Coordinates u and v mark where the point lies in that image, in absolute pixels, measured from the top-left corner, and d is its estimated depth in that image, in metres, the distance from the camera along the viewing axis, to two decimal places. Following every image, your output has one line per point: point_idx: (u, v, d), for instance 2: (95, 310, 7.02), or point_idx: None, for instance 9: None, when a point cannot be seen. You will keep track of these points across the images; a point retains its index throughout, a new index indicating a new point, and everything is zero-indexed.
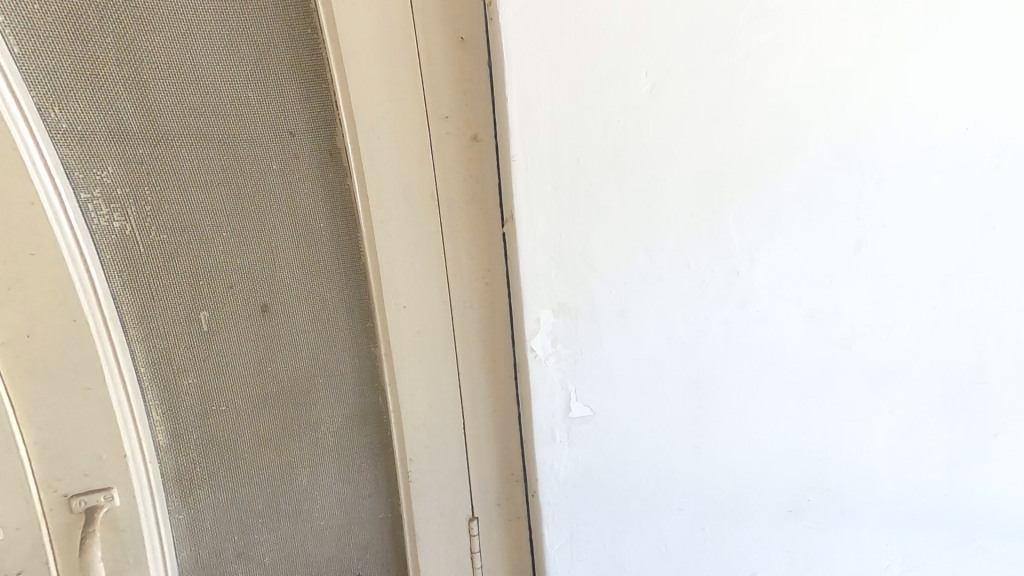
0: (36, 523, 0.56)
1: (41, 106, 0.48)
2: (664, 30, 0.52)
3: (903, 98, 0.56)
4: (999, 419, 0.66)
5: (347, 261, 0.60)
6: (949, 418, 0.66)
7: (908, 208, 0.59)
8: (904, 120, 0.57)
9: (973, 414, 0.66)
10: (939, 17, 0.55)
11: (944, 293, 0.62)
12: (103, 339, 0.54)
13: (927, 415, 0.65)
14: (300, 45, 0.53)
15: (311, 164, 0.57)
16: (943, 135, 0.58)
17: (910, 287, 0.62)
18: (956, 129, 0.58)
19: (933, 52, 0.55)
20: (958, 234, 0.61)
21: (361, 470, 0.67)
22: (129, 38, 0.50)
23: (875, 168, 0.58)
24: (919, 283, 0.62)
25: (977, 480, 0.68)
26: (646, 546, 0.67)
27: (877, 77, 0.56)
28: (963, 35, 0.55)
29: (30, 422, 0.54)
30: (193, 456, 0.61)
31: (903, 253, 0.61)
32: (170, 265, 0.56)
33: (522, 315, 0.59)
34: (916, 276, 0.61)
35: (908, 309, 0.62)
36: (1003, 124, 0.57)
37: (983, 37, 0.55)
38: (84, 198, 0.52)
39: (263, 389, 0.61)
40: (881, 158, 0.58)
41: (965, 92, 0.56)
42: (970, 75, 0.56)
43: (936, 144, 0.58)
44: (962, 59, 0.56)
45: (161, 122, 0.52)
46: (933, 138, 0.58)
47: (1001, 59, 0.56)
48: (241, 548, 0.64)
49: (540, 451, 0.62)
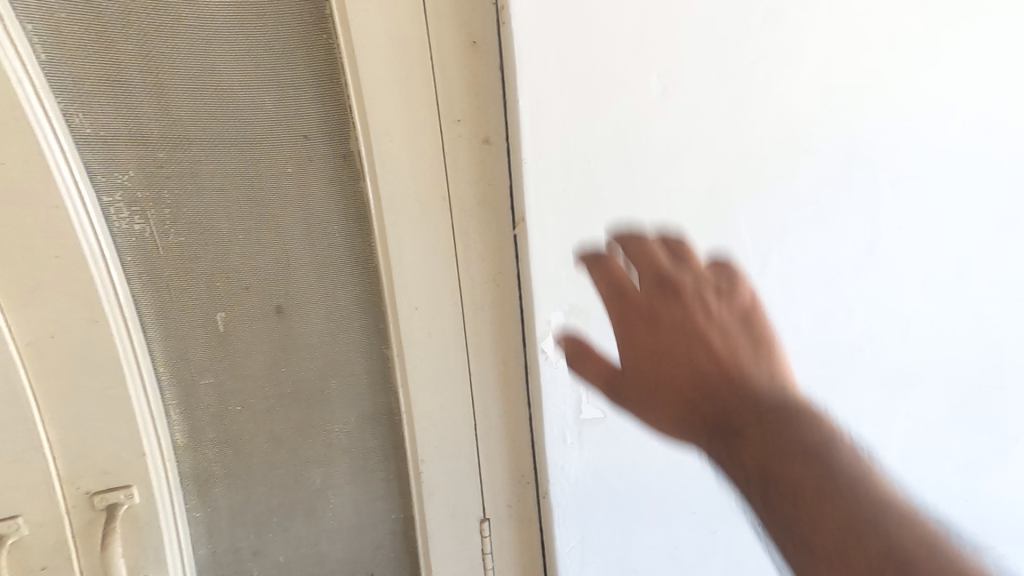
0: (59, 520, 0.57)
1: (66, 112, 0.50)
2: (676, 31, 0.52)
3: (918, 100, 0.56)
4: (999, 419, 0.67)
5: (360, 263, 0.61)
6: (959, 419, 0.66)
7: (920, 211, 0.59)
8: (919, 123, 0.57)
9: (979, 415, 0.67)
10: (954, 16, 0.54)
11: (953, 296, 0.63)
12: (124, 339, 0.56)
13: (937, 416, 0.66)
14: (314, 50, 0.54)
15: (325, 167, 0.58)
16: (953, 138, 0.58)
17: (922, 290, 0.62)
18: (966, 133, 0.58)
19: (949, 54, 0.55)
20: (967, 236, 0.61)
21: (374, 470, 0.67)
22: (149, 44, 0.51)
23: (888, 171, 0.58)
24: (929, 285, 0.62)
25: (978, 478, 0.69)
26: (655, 546, 0.70)
27: (893, 79, 0.55)
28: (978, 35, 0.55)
29: (53, 420, 0.55)
30: (209, 454, 0.62)
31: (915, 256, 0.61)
32: (187, 267, 0.57)
33: (532, 317, 0.60)
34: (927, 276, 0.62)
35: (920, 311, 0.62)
36: (1009, 125, 0.58)
37: (995, 37, 0.55)
38: (106, 201, 0.54)
39: (278, 389, 0.62)
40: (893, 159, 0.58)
41: (976, 95, 0.57)
42: (982, 76, 0.56)
43: (947, 146, 0.58)
44: (975, 59, 0.56)
45: (179, 126, 0.53)
46: (944, 140, 0.58)
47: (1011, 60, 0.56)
48: (256, 547, 0.65)
49: (550, 453, 0.64)
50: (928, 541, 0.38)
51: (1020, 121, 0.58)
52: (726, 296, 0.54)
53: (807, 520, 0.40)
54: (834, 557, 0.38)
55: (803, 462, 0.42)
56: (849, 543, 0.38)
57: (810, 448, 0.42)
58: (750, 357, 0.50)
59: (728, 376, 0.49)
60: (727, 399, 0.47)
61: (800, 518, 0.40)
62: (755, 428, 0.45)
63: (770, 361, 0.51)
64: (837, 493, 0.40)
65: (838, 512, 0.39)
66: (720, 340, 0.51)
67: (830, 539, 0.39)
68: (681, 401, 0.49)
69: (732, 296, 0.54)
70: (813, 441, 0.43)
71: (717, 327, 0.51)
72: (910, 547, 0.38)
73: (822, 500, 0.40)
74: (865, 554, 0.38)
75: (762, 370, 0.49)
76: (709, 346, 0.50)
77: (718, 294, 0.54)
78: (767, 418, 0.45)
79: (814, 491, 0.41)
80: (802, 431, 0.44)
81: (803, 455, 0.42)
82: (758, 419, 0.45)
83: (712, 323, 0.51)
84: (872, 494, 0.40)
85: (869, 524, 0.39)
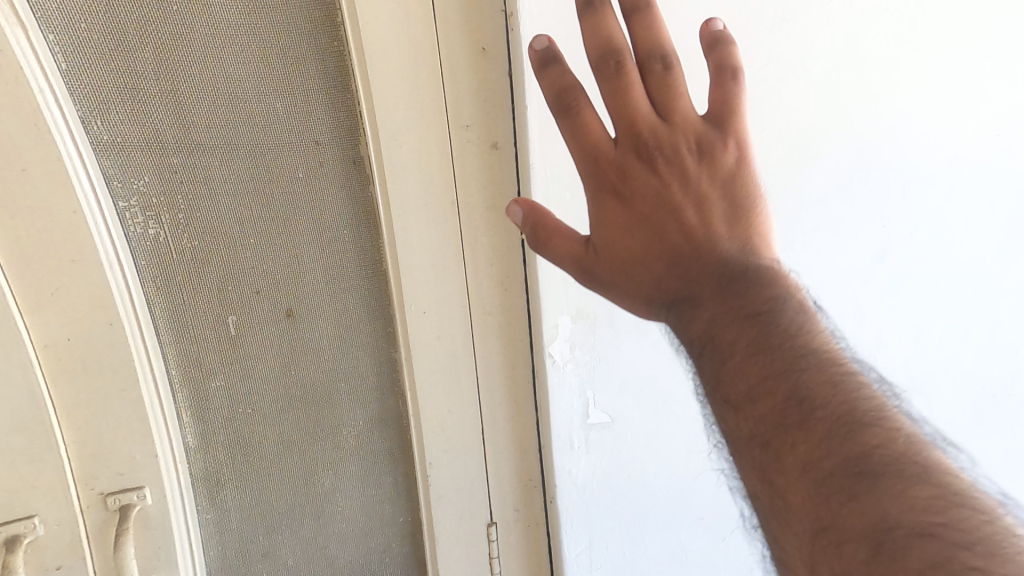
0: (74, 520, 0.58)
1: (85, 119, 0.51)
2: (683, 37, 0.53)
3: (918, 112, 0.58)
4: (990, 417, 0.70)
5: (369, 267, 0.62)
6: (958, 417, 0.69)
7: (919, 218, 0.62)
8: (919, 133, 0.59)
9: (979, 415, 0.70)
10: (953, 23, 0.56)
11: (950, 300, 0.65)
12: (137, 342, 0.57)
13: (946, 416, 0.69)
14: (327, 58, 0.55)
15: (336, 173, 0.58)
16: (951, 147, 0.60)
17: (921, 295, 0.64)
18: (963, 142, 0.60)
19: (946, 66, 0.57)
20: (962, 243, 0.64)
21: (383, 474, 0.68)
22: (166, 52, 0.52)
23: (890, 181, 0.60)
24: (927, 289, 0.64)
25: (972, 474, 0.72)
26: (664, 552, 0.70)
27: (893, 90, 0.57)
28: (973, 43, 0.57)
29: (70, 422, 0.56)
30: (220, 456, 0.63)
31: (918, 262, 0.63)
32: (200, 270, 0.58)
33: (540, 322, 0.60)
34: (931, 280, 0.64)
35: (920, 315, 0.65)
36: (1004, 129, 0.60)
37: (990, 46, 0.57)
38: (122, 206, 0.54)
39: (288, 392, 0.63)
40: (899, 164, 0.60)
41: (971, 107, 0.59)
42: (976, 89, 0.58)
43: (944, 155, 0.60)
44: (970, 66, 0.58)
45: (194, 132, 0.54)
46: (941, 149, 0.60)
47: (1005, 67, 0.58)
48: (266, 549, 0.66)
49: (558, 457, 0.64)
50: (842, 387, 0.36)
51: (1011, 126, 0.61)
52: (712, 157, 0.48)
53: (730, 369, 0.39)
54: (748, 404, 0.38)
55: (741, 325, 0.41)
56: (764, 389, 0.37)
57: (751, 309, 0.41)
58: (720, 214, 0.46)
59: (690, 231, 0.46)
60: (683, 264, 0.45)
61: (725, 368, 0.40)
62: (709, 297, 0.43)
63: (745, 221, 0.47)
64: (768, 348, 0.39)
65: (762, 362, 0.38)
66: (690, 209, 0.46)
67: (746, 386, 0.38)
68: (638, 263, 0.46)
69: (716, 147, 0.48)
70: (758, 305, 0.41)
71: (692, 192, 0.47)
72: (826, 395, 0.36)
73: (751, 355, 0.39)
74: (775, 396, 0.37)
75: (733, 239, 0.45)
76: (681, 217, 0.46)
77: (701, 154, 0.48)
78: (722, 284, 0.43)
79: (746, 345, 0.39)
80: (750, 292, 0.42)
81: (743, 316, 0.41)
82: (718, 282, 0.43)
83: (687, 188, 0.47)
84: (809, 352, 0.38)
85: (793, 371, 0.37)
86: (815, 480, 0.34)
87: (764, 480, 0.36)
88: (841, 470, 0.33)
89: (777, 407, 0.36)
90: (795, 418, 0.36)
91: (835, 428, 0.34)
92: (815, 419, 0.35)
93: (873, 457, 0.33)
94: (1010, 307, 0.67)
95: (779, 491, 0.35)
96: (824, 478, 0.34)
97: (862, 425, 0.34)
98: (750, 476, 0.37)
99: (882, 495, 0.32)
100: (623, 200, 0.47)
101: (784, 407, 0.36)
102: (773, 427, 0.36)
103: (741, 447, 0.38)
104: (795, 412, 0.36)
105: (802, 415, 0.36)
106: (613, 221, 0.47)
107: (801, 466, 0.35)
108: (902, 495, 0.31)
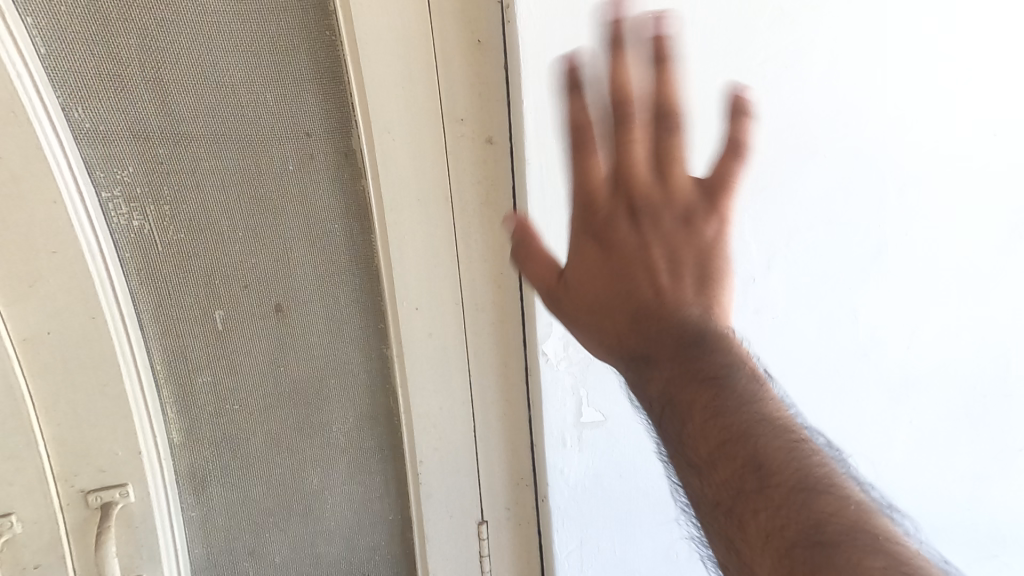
0: (52, 516, 0.56)
1: (65, 105, 0.50)
2: (690, 15, 0.52)
3: (913, 107, 0.59)
4: (988, 413, 0.71)
5: (359, 263, 0.61)
6: (953, 416, 0.70)
7: (916, 215, 0.63)
8: (914, 130, 0.60)
9: (974, 413, 0.70)
10: (947, 21, 0.57)
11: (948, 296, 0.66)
12: (120, 333, 0.55)
13: (937, 418, 0.70)
14: (317, 46, 0.54)
15: (326, 165, 0.57)
16: (947, 143, 0.61)
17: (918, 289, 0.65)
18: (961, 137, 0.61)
19: (943, 63, 0.58)
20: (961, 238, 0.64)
21: (373, 471, 0.67)
22: (151, 40, 0.50)
23: (894, 177, 0.61)
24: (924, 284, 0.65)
25: (968, 469, 0.72)
26: (655, 552, 0.70)
27: (891, 87, 0.58)
28: (969, 41, 0.58)
29: (48, 416, 0.55)
30: (204, 453, 0.61)
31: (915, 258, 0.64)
32: (187, 265, 0.56)
33: (534, 319, 0.59)
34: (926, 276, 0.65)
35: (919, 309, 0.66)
36: (1000, 128, 0.61)
37: (985, 44, 0.58)
38: (104, 196, 0.53)
39: (275, 390, 0.62)
40: (894, 163, 0.61)
41: (969, 104, 0.60)
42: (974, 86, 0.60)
43: (941, 151, 0.61)
44: (966, 66, 0.59)
45: (180, 122, 0.53)
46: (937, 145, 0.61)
47: (999, 66, 0.59)
48: (252, 548, 0.65)
49: (550, 455, 0.63)
50: (795, 452, 0.35)
51: (1006, 126, 0.62)
52: (691, 224, 0.42)
53: (690, 432, 0.37)
54: (709, 469, 0.36)
55: (700, 386, 0.37)
56: (724, 454, 0.35)
57: (708, 372, 0.38)
58: (690, 280, 0.41)
59: (659, 287, 0.40)
60: (644, 322, 0.40)
61: (686, 430, 0.37)
62: (668, 359, 0.39)
63: (714, 293, 0.41)
64: (726, 411, 0.36)
65: (721, 427, 0.36)
66: (665, 271, 0.41)
67: (707, 448, 0.36)
68: (609, 265, 0.41)
69: (699, 217, 0.42)
70: (717, 367, 0.38)
71: (670, 251, 0.41)
72: (781, 460, 0.34)
73: (711, 418, 0.36)
74: (733, 462, 0.35)
75: (698, 305, 0.40)
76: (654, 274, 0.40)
77: (685, 218, 0.42)
78: (680, 349, 0.39)
79: (705, 408, 0.37)
80: (709, 355, 0.38)
81: (701, 380, 0.37)
82: (676, 343, 0.39)
83: (666, 248, 0.41)
84: (761, 415, 0.36)
85: (751, 436, 0.35)
86: (777, 552, 0.32)
87: (730, 549, 0.35)
88: (802, 541, 0.32)
89: (737, 473, 0.35)
90: (754, 485, 0.34)
91: (792, 496, 0.33)
92: (771, 486, 0.34)
93: (827, 527, 0.32)
94: (1002, 308, 0.67)
95: (744, 560, 0.34)
96: (786, 550, 0.32)
97: (818, 492, 0.33)
98: (717, 542, 0.36)
99: (842, 566, 0.31)
100: (634, 218, 0.41)
101: (740, 477, 0.35)
102: (731, 496, 0.35)
103: (705, 512, 0.36)
104: (754, 479, 0.34)
105: (762, 482, 0.34)
106: (586, 259, 0.42)
107: (763, 536, 0.33)
108: (859, 564, 0.31)
